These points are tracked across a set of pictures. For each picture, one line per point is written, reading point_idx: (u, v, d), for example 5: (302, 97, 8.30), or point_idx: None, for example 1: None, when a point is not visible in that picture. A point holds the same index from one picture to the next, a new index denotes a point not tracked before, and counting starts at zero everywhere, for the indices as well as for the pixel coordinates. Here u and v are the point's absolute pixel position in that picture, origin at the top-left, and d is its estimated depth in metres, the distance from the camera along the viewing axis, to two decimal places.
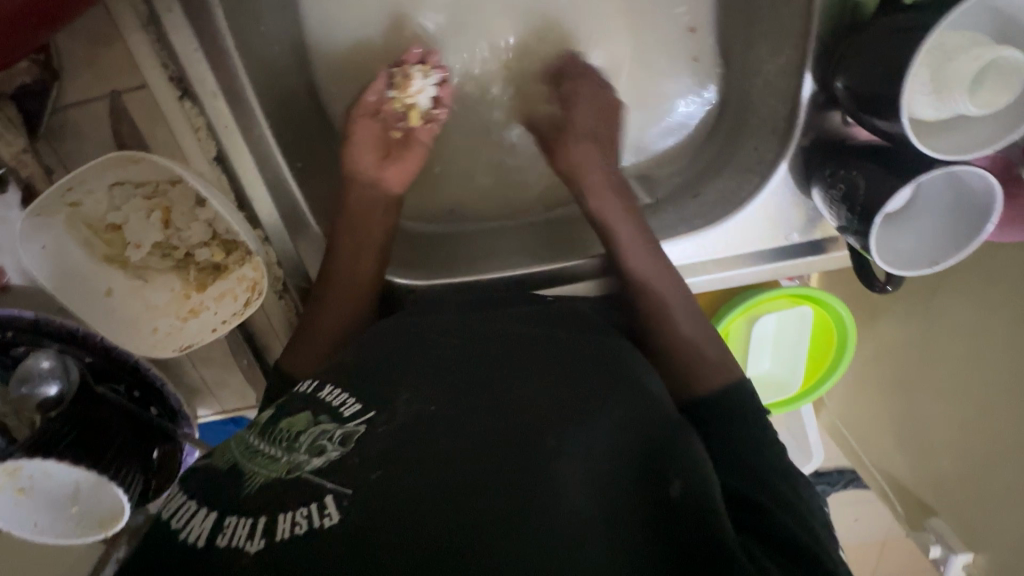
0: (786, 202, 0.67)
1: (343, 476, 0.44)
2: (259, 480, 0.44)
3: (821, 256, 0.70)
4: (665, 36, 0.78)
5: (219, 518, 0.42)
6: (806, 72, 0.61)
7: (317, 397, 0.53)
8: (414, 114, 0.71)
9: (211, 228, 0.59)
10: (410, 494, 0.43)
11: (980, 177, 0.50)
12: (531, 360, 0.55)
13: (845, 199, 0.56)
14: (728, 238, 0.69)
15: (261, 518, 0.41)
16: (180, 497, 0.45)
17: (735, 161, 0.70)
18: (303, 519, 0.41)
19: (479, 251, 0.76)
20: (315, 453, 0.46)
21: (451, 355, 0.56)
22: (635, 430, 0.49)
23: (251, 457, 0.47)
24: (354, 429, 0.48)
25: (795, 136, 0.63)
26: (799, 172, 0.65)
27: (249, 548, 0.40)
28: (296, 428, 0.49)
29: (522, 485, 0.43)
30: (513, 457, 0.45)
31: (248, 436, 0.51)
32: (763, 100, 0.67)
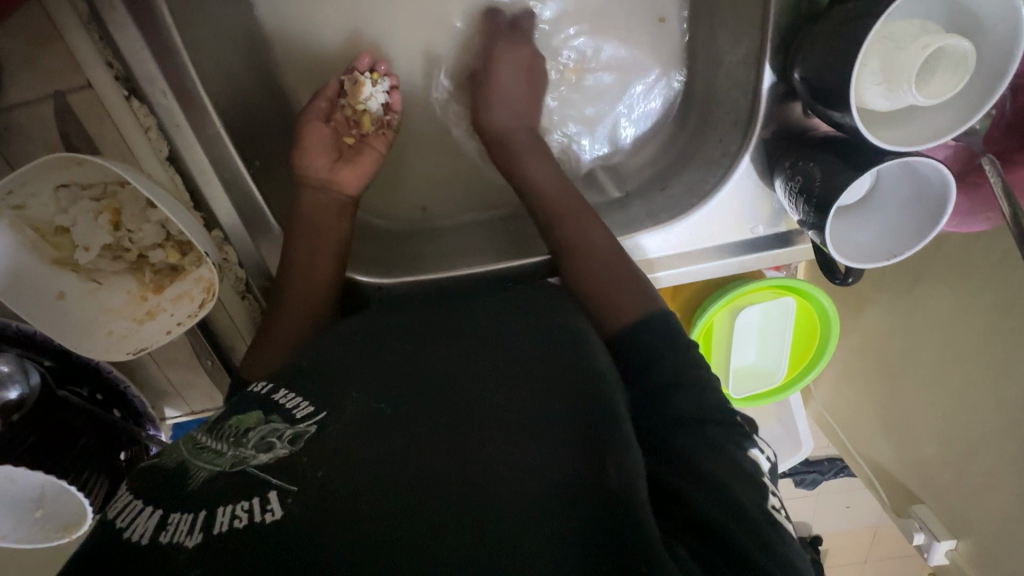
0: (752, 195, 0.66)
1: (291, 473, 0.43)
2: (203, 475, 0.44)
3: (787, 249, 0.69)
4: None
5: (163, 515, 0.41)
6: (765, 63, 0.60)
7: (269, 396, 0.52)
8: (366, 119, 0.72)
9: (164, 230, 0.58)
10: (355, 499, 0.42)
11: (933, 166, 0.49)
12: (482, 366, 0.55)
13: (802, 191, 0.56)
14: (695, 231, 0.68)
15: (201, 513, 0.41)
16: (124, 496, 0.44)
17: (701, 153, 0.69)
18: (242, 513, 0.40)
19: (447, 248, 0.77)
20: (262, 450, 0.45)
21: (407, 361, 0.56)
22: (572, 420, 0.48)
23: (197, 454, 0.46)
24: (305, 429, 0.47)
25: (756, 128, 0.63)
26: (762, 163, 0.64)
27: (188, 543, 0.39)
28: (245, 426, 0.48)
29: (464, 491, 0.43)
30: (461, 455, 0.45)
31: (198, 434, 0.50)
32: (726, 92, 0.67)
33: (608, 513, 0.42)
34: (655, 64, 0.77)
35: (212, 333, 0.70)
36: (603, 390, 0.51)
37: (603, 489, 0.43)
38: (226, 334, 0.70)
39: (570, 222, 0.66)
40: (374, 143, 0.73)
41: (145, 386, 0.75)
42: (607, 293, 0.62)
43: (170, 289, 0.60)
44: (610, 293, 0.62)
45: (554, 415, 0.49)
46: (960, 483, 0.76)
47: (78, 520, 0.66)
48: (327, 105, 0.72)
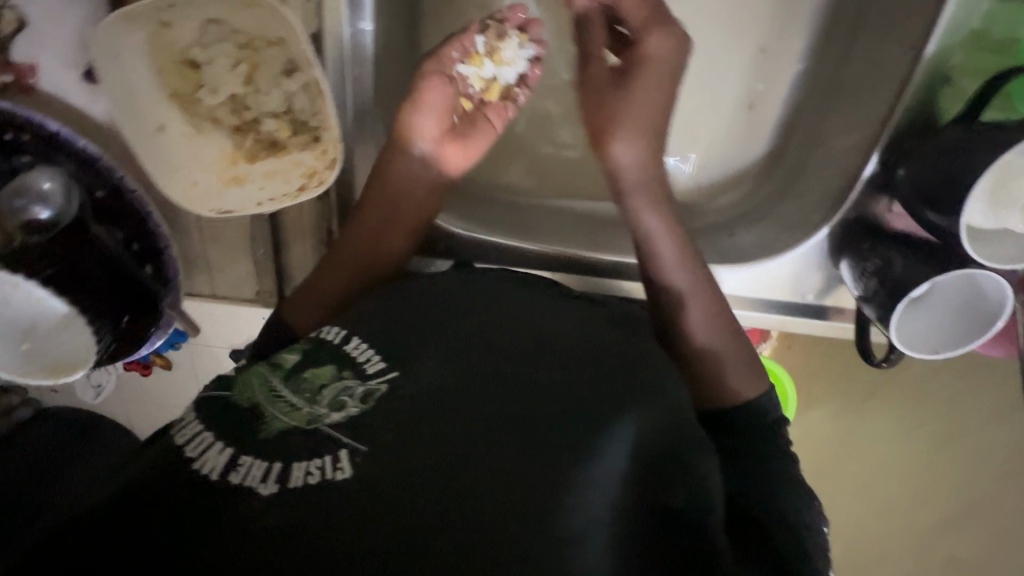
0: (813, 265, 0.73)
1: (359, 432, 0.44)
2: (277, 427, 0.44)
3: (824, 323, 0.75)
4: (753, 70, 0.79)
5: (233, 454, 0.43)
6: (873, 154, 0.66)
7: (338, 344, 0.52)
8: (494, 91, 0.67)
9: (288, 103, 0.57)
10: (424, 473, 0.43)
11: (998, 286, 0.57)
12: (543, 360, 0.51)
13: (877, 273, 0.63)
14: (752, 281, 0.74)
15: (275, 464, 0.42)
16: (192, 423, 0.45)
17: (776, 213, 0.75)
18: (315, 470, 0.42)
19: (525, 220, 0.77)
20: (335, 408, 0.46)
21: (469, 328, 0.54)
22: (656, 435, 0.49)
23: (272, 401, 0.46)
24: (376, 387, 0.48)
25: (842, 209, 0.68)
26: (834, 243, 0.71)
27: (262, 490, 0.41)
28: (320, 380, 0.48)
29: (530, 482, 0.43)
30: (523, 460, 0.44)
31: (270, 374, 0.50)
32: (821, 167, 0.73)
33: (672, 521, 0.47)
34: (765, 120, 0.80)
35: (273, 221, 0.67)
36: (683, 430, 0.51)
37: (669, 504, 0.48)
38: (288, 229, 0.67)
39: (649, 253, 0.65)
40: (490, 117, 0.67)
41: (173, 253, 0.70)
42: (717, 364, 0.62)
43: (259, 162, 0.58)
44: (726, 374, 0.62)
45: (636, 430, 0.48)
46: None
47: (72, 364, 0.62)
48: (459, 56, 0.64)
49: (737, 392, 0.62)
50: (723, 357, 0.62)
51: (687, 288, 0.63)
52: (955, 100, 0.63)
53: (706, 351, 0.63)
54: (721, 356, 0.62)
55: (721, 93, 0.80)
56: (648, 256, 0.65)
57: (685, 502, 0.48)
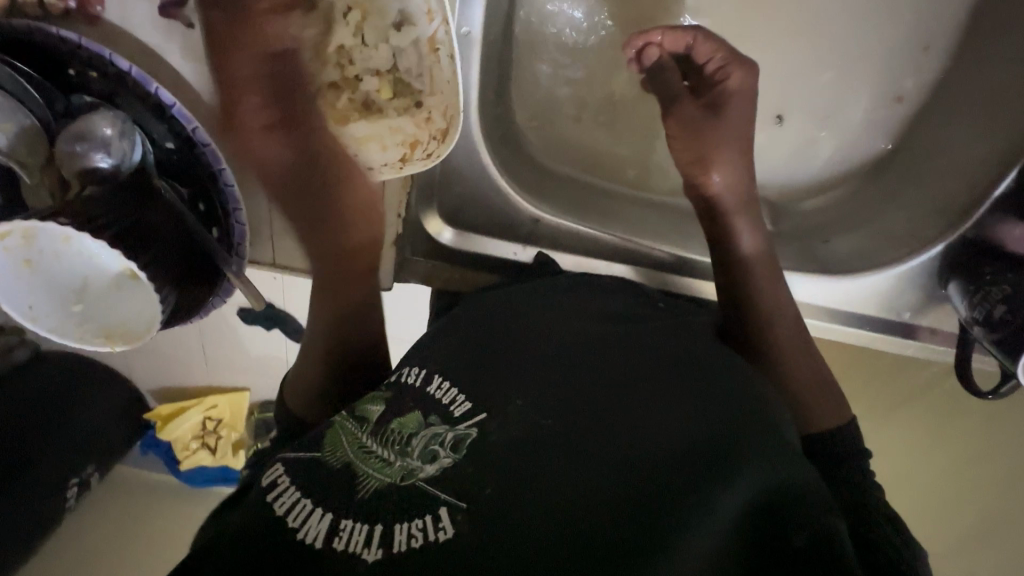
0: (916, 283, 0.68)
1: (457, 489, 0.40)
2: (374, 485, 0.41)
3: (919, 345, 0.71)
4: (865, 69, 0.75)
5: (334, 519, 0.39)
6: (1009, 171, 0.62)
7: (419, 388, 0.49)
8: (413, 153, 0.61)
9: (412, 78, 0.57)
10: (537, 518, 0.39)
11: None
12: (644, 396, 0.48)
13: (1005, 299, 0.59)
14: (848, 294, 0.69)
15: (377, 526, 0.38)
16: (290, 490, 0.41)
17: (877, 224, 0.71)
18: (418, 532, 0.38)
19: (610, 210, 0.74)
20: (427, 460, 0.43)
21: (546, 353, 0.52)
22: (773, 487, 0.42)
23: (364, 458, 0.43)
24: (466, 433, 0.45)
25: (961, 226, 0.64)
26: (943, 261, 0.67)
27: (368, 556, 0.37)
28: (408, 430, 0.45)
29: (637, 522, 0.39)
30: (634, 514, 0.39)
31: (355, 429, 0.46)
32: (934, 178, 0.69)
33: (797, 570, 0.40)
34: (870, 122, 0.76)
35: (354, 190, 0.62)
36: (792, 476, 0.43)
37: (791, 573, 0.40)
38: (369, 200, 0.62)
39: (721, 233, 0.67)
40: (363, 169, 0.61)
41: None
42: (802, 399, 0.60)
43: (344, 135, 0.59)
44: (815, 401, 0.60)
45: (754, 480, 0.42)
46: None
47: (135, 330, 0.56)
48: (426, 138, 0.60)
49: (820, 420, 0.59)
50: (788, 364, 0.62)
51: (755, 261, 0.65)
52: None
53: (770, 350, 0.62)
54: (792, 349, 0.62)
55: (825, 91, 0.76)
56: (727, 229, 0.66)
57: (811, 540, 0.40)
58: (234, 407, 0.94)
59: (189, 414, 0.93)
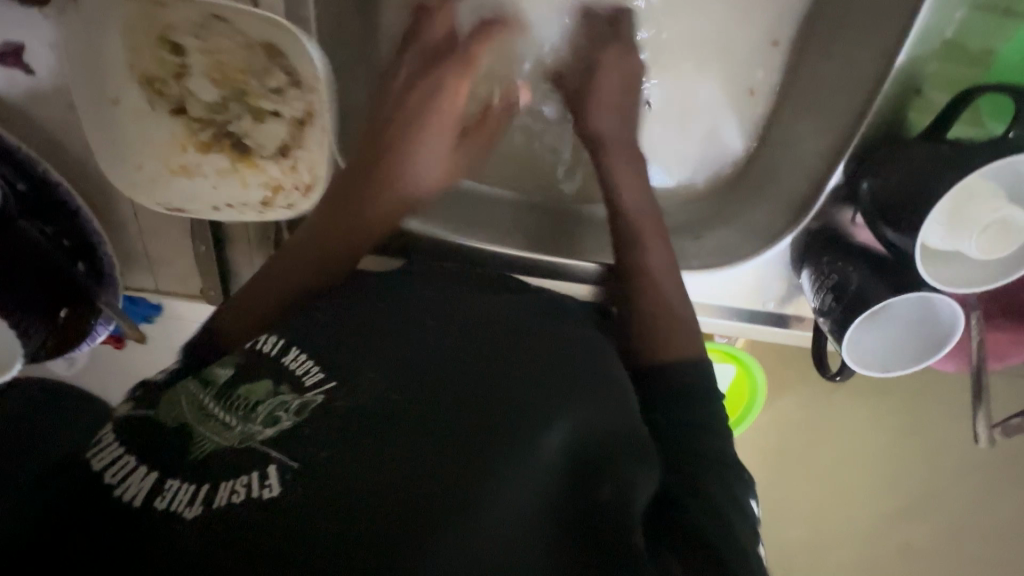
0: (774, 274, 0.71)
1: (291, 447, 0.41)
2: (207, 447, 0.41)
3: (784, 330, 0.74)
4: (739, 61, 0.74)
5: (160, 478, 0.40)
6: (840, 164, 0.64)
7: (273, 355, 0.49)
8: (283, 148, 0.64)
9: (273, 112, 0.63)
10: (343, 484, 0.40)
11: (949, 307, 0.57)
12: (473, 361, 0.49)
13: (834, 288, 0.61)
14: (713, 288, 0.73)
15: (204, 486, 0.39)
16: (112, 447, 0.41)
17: (741, 218, 0.74)
18: (241, 487, 0.39)
19: (484, 218, 0.77)
20: (268, 425, 0.43)
21: (415, 328, 0.52)
22: (593, 431, 0.47)
23: (201, 420, 0.43)
24: (311, 400, 0.45)
25: (806, 216, 0.67)
26: (797, 251, 0.69)
27: (187, 514, 0.38)
28: (254, 397, 0.45)
29: (446, 461, 0.41)
30: (452, 456, 0.42)
31: (199, 391, 0.46)
32: (787, 172, 0.71)
33: (595, 522, 0.45)
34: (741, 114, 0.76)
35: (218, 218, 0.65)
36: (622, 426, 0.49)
37: (598, 508, 0.45)
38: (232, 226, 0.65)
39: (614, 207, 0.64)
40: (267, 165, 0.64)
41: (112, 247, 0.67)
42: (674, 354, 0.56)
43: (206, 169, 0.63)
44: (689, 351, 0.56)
45: (575, 428, 0.46)
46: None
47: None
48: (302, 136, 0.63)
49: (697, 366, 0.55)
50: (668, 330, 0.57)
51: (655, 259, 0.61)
52: (925, 114, 0.61)
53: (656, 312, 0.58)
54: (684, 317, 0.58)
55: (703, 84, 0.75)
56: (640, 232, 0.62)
57: (612, 494, 0.46)
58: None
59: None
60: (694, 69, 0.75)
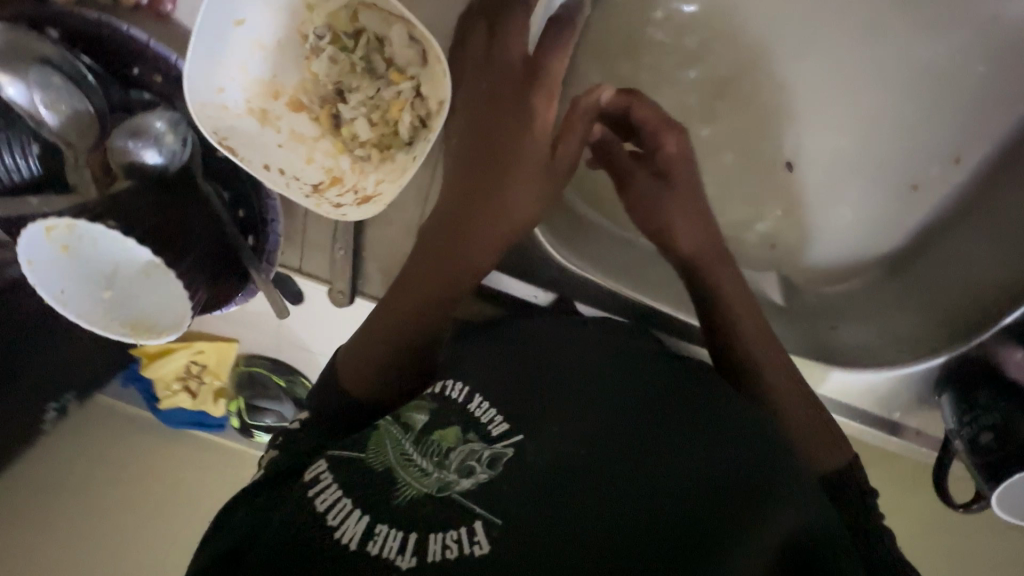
0: (911, 385, 0.71)
1: (494, 505, 0.42)
2: (412, 493, 0.42)
3: (893, 438, 0.75)
4: (909, 161, 0.76)
5: (370, 523, 0.40)
6: (1020, 303, 0.62)
7: (460, 405, 0.49)
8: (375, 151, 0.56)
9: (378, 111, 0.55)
10: (564, 546, 0.40)
11: None
12: (667, 429, 0.48)
13: (994, 428, 0.62)
14: (850, 383, 0.72)
15: (412, 535, 0.39)
16: (330, 485, 0.42)
17: (883, 320, 0.74)
18: (452, 543, 0.39)
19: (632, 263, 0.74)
20: (464, 475, 0.44)
21: (597, 392, 0.50)
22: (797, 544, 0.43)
23: (404, 465, 0.44)
24: (502, 452, 0.46)
25: (968, 341, 0.66)
26: (943, 370, 0.69)
27: (401, 564, 0.38)
28: (446, 444, 0.45)
29: (666, 563, 0.40)
30: (671, 558, 0.41)
31: (396, 431, 0.47)
32: (943, 286, 0.71)
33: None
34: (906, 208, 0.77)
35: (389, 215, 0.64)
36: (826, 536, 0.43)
37: None
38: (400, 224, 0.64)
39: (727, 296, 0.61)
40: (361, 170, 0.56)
41: None
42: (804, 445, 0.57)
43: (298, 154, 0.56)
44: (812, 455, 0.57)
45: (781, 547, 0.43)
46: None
47: (164, 323, 0.56)
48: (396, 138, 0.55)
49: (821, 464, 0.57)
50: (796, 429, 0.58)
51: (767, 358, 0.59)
52: None
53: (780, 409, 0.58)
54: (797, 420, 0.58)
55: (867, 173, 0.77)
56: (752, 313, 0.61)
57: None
58: (221, 355, 0.84)
59: (176, 357, 0.82)
60: (859, 155, 0.77)
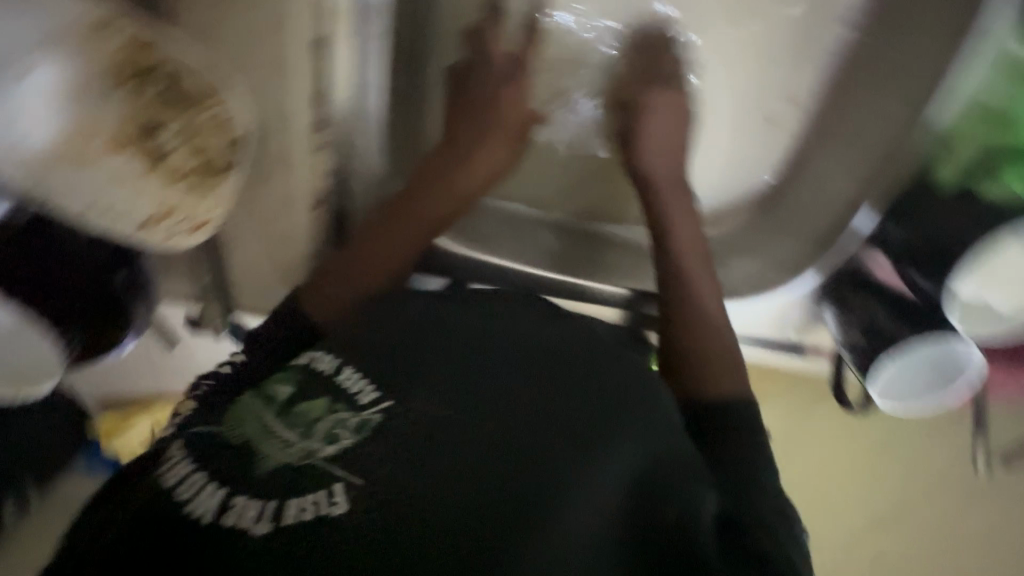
0: (796, 304, 0.75)
1: (353, 466, 0.42)
2: (271, 465, 0.42)
3: (796, 358, 0.80)
4: (784, 91, 0.71)
5: (228, 494, 0.41)
6: (868, 208, 0.67)
7: (331, 375, 0.50)
8: (199, 173, 0.54)
9: (191, 131, 0.52)
10: (418, 486, 0.41)
11: (965, 352, 0.65)
12: (535, 370, 0.52)
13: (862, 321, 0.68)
14: (742, 314, 0.76)
15: (272, 502, 0.40)
16: (182, 464, 0.43)
17: (767, 250, 0.77)
18: (310, 506, 0.40)
19: (520, 239, 0.78)
20: (329, 442, 0.44)
21: (469, 351, 0.53)
22: (642, 459, 0.48)
23: (266, 437, 0.44)
24: (370, 418, 0.46)
25: (833, 252, 0.70)
26: (821, 284, 0.73)
27: (257, 530, 0.39)
28: (312, 414, 0.46)
29: (513, 487, 0.42)
30: (520, 481, 0.43)
31: (263, 408, 0.47)
32: (813, 210, 0.74)
33: (658, 534, 0.46)
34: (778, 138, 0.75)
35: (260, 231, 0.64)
36: (662, 448, 0.50)
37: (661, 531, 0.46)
38: None
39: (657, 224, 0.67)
40: (192, 198, 0.54)
41: None
42: (705, 362, 0.59)
43: (119, 187, 0.53)
44: (713, 370, 0.59)
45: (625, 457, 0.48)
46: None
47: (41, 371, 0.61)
48: (218, 151, 0.54)
49: (726, 384, 0.57)
50: (702, 343, 0.60)
51: (695, 276, 0.64)
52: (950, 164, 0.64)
53: (691, 326, 0.61)
54: (705, 344, 0.60)
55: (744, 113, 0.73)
56: (694, 247, 0.65)
57: (678, 516, 0.46)
58: None
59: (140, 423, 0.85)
60: (733, 90, 0.72)
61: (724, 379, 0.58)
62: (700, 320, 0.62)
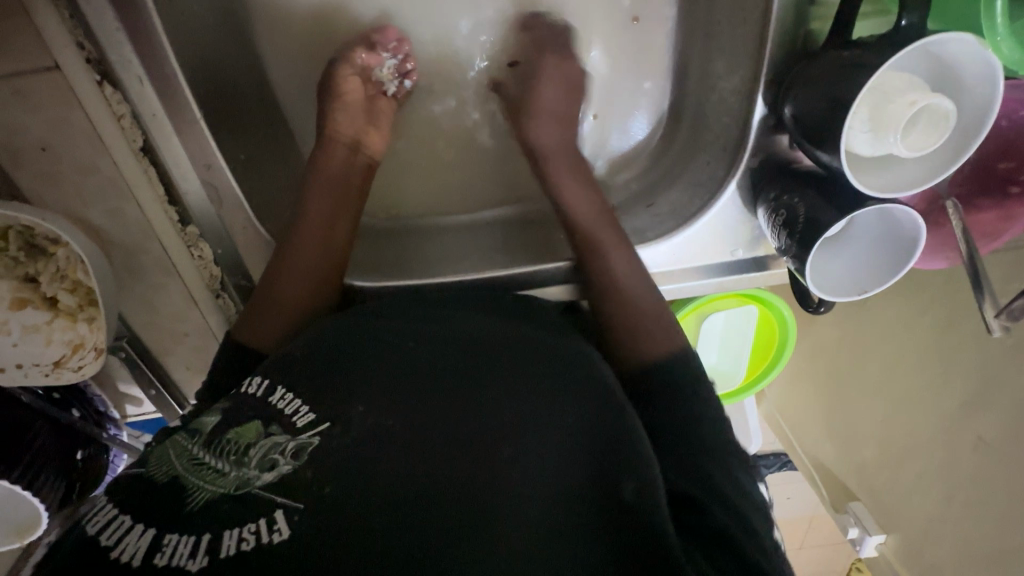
0: (733, 219, 0.67)
1: (295, 488, 0.41)
2: (205, 497, 0.40)
3: (764, 272, 0.71)
4: (632, 21, 0.74)
5: (156, 535, 0.38)
6: (757, 97, 0.61)
7: (262, 399, 0.48)
8: (85, 301, 0.58)
9: (63, 271, 0.57)
10: (362, 493, 0.41)
11: (909, 215, 0.53)
12: (477, 364, 0.52)
13: (786, 224, 0.58)
14: (680, 249, 0.68)
15: (206, 536, 0.38)
16: (107, 508, 0.39)
17: (687, 174, 0.71)
18: (250, 535, 0.38)
19: (435, 253, 0.74)
20: (266, 469, 0.42)
21: (405, 353, 0.53)
22: (590, 430, 0.48)
23: (194, 470, 0.42)
24: (307, 441, 0.44)
25: (745, 155, 0.64)
26: (747, 191, 0.66)
27: (193, 567, 0.37)
28: (245, 441, 0.44)
29: (452, 479, 0.42)
30: (463, 465, 0.43)
31: (191, 443, 0.45)
32: (717, 117, 0.68)
33: (613, 499, 0.44)
34: (650, 69, 0.77)
35: (183, 329, 0.67)
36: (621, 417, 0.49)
37: (616, 496, 0.44)
38: (199, 332, 0.68)
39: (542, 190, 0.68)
40: (87, 325, 0.58)
41: (103, 381, 0.71)
42: (629, 325, 0.61)
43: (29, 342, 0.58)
44: (632, 339, 0.60)
45: (567, 426, 0.48)
46: (917, 519, 0.77)
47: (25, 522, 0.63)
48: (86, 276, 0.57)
49: (646, 349, 0.59)
50: (624, 315, 0.61)
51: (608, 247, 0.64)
52: (823, 17, 0.57)
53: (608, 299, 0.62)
54: (623, 317, 0.61)
55: (607, 53, 0.76)
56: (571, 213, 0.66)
57: (637, 490, 0.44)
58: None
59: None
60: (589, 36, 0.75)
61: (652, 337, 0.60)
62: (611, 288, 0.63)
